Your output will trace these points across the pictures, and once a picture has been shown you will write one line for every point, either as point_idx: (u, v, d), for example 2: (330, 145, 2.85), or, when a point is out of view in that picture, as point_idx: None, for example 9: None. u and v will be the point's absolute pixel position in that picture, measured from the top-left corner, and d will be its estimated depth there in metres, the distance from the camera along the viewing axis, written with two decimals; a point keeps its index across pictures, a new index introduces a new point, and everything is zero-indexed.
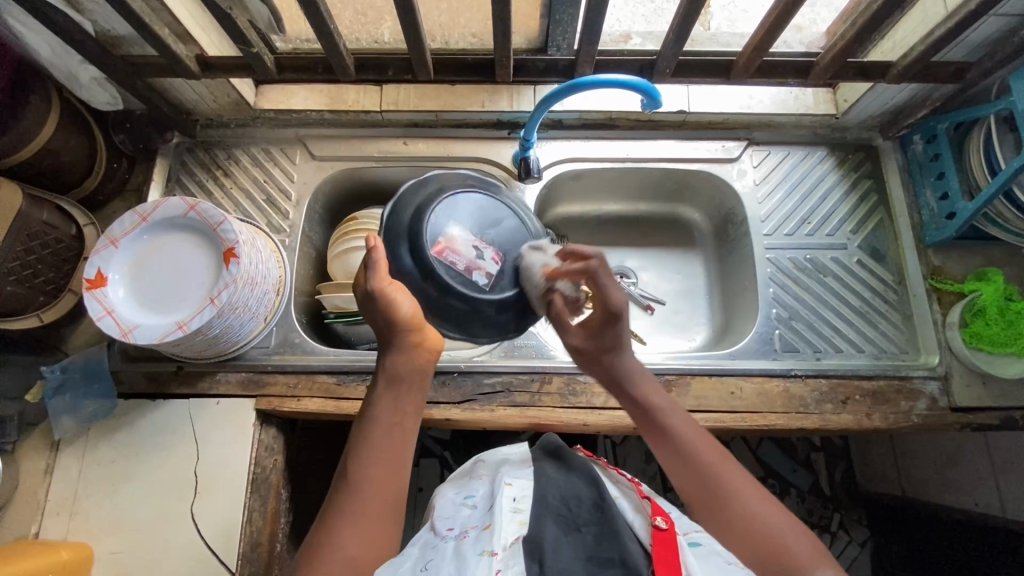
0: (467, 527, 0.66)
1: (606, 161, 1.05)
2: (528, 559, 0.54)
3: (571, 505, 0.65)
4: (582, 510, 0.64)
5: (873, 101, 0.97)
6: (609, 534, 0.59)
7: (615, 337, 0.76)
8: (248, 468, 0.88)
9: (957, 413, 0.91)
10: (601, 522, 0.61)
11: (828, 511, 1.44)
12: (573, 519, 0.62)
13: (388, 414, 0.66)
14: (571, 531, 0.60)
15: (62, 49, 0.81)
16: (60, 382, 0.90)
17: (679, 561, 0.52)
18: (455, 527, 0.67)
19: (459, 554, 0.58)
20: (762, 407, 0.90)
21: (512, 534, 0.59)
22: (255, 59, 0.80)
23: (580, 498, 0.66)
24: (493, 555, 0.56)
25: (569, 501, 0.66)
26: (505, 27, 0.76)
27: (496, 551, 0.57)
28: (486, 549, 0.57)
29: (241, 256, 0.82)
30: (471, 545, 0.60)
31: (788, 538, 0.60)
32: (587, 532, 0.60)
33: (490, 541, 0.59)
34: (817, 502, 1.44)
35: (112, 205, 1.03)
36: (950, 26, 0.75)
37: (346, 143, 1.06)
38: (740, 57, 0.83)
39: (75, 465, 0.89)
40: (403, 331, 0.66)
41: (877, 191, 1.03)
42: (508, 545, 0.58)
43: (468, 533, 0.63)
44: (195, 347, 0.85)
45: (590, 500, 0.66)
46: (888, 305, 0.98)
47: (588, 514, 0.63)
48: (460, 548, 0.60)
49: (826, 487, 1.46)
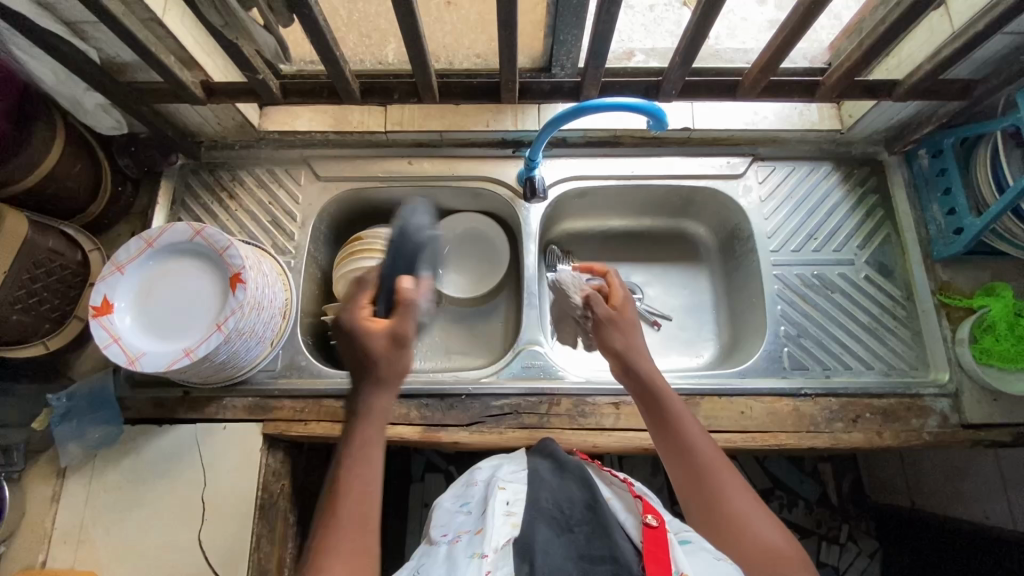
0: (460, 531, 0.66)
1: (611, 178, 1.05)
2: (517, 560, 0.53)
3: (564, 508, 0.62)
4: (575, 511, 0.61)
5: (878, 117, 0.97)
6: (601, 535, 0.56)
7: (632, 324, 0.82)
8: (257, 493, 0.88)
9: (968, 430, 0.91)
10: (593, 522, 0.59)
11: (836, 522, 1.43)
12: (565, 519, 0.60)
13: (371, 443, 0.61)
14: (563, 531, 0.57)
15: (67, 77, 0.81)
16: (66, 410, 0.90)
17: (670, 556, 0.50)
18: (448, 534, 0.67)
19: (450, 558, 0.59)
20: (773, 427, 0.90)
21: (504, 535, 0.58)
22: (261, 85, 0.80)
23: (573, 499, 0.64)
24: (484, 558, 0.55)
25: (560, 504, 0.63)
26: (512, 53, 0.76)
27: (487, 553, 0.56)
28: (477, 553, 0.57)
29: (249, 281, 0.82)
30: (464, 548, 0.60)
31: (770, 535, 0.62)
32: (579, 532, 0.58)
33: (481, 544, 0.59)
34: (825, 513, 1.43)
35: (118, 228, 1.03)
36: (958, 46, 0.75)
37: (351, 163, 1.06)
38: (746, 76, 0.83)
39: (82, 492, 0.88)
40: (377, 362, 0.63)
41: (883, 206, 1.03)
42: (499, 547, 0.57)
43: (461, 538, 0.64)
44: (202, 373, 0.84)
45: (583, 501, 0.63)
46: (896, 320, 0.98)
47: (580, 515, 0.60)
48: (453, 552, 0.61)
49: (834, 497, 1.46)
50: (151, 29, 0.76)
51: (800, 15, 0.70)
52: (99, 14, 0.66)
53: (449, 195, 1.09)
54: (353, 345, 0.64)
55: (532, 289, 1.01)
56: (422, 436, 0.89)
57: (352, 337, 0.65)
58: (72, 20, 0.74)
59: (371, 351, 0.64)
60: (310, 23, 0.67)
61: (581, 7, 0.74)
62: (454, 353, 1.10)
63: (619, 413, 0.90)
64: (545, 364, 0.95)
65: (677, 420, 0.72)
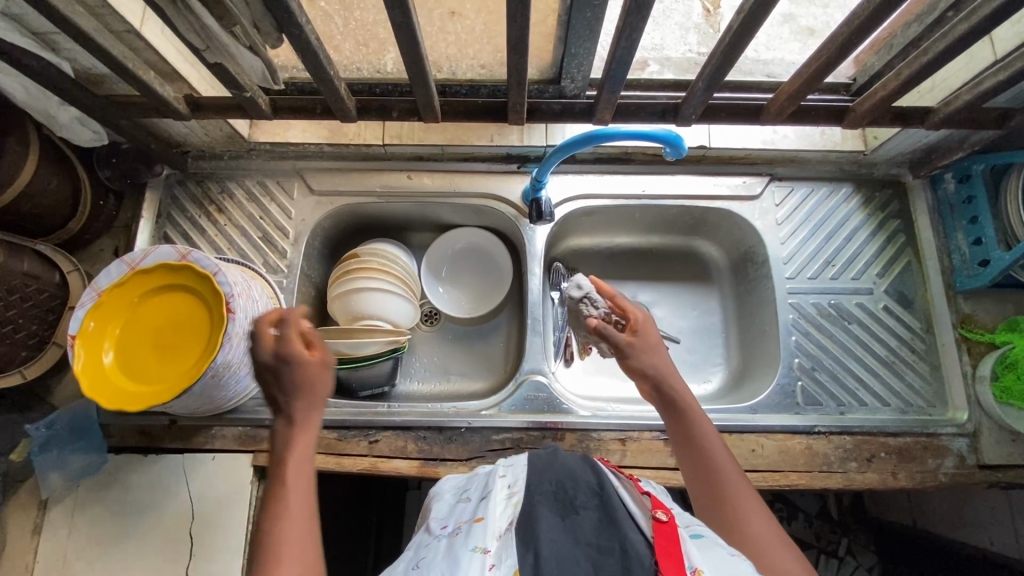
0: (460, 522, 0.60)
1: (620, 198, 1.00)
2: (523, 548, 0.49)
3: (567, 492, 0.57)
4: (579, 493, 0.57)
5: (904, 141, 0.92)
6: (607, 521, 0.52)
7: (653, 338, 0.79)
8: (247, 527, 0.85)
9: (985, 471, 0.87)
10: (601, 508, 0.54)
11: (835, 535, 1.32)
12: (569, 503, 0.55)
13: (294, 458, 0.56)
14: (566, 515, 0.53)
15: (39, 91, 0.75)
16: (46, 439, 0.85)
17: (682, 551, 0.47)
18: (448, 525, 0.61)
19: (451, 550, 0.53)
20: (784, 466, 0.86)
21: (505, 522, 0.55)
22: (249, 102, 0.74)
23: (578, 479, 0.59)
24: (487, 552, 0.50)
25: (564, 483, 0.59)
26: (520, 75, 0.71)
27: (489, 547, 0.51)
28: (478, 545, 0.51)
29: (236, 310, 0.76)
30: (465, 539, 0.54)
31: (769, 537, 0.60)
32: (585, 515, 0.53)
33: (483, 536, 0.54)
34: (824, 527, 1.33)
35: (100, 242, 0.97)
36: (1002, 77, 0.69)
37: (347, 177, 1.00)
38: (773, 101, 0.78)
39: (65, 524, 0.84)
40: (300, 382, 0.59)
41: (905, 232, 0.99)
42: (501, 537, 0.53)
43: (461, 529, 0.58)
44: (188, 405, 0.80)
45: (589, 483, 0.58)
46: (915, 354, 0.94)
47: (585, 497, 0.56)
48: (454, 545, 0.54)
49: (833, 510, 1.35)
50: (127, 42, 0.69)
51: (836, 44, 0.65)
52: (69, 31, 0.60)
53: (451, 211, 1.04)
54: (282, 370, 0.59)
55: (536, 315, 0.97)
56: (420, 471, 0.86)
57: (275, 354, 0.60)
58: (41, 31, 0.68)
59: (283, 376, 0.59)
60: (301, 44, 0.61)
61: (594, 19, 0.66)
62: (453, 374, 1.05)
63: (626, 450, 0.87)
64: (549, 397, 0.91)
65: (690, 425, 0.70)
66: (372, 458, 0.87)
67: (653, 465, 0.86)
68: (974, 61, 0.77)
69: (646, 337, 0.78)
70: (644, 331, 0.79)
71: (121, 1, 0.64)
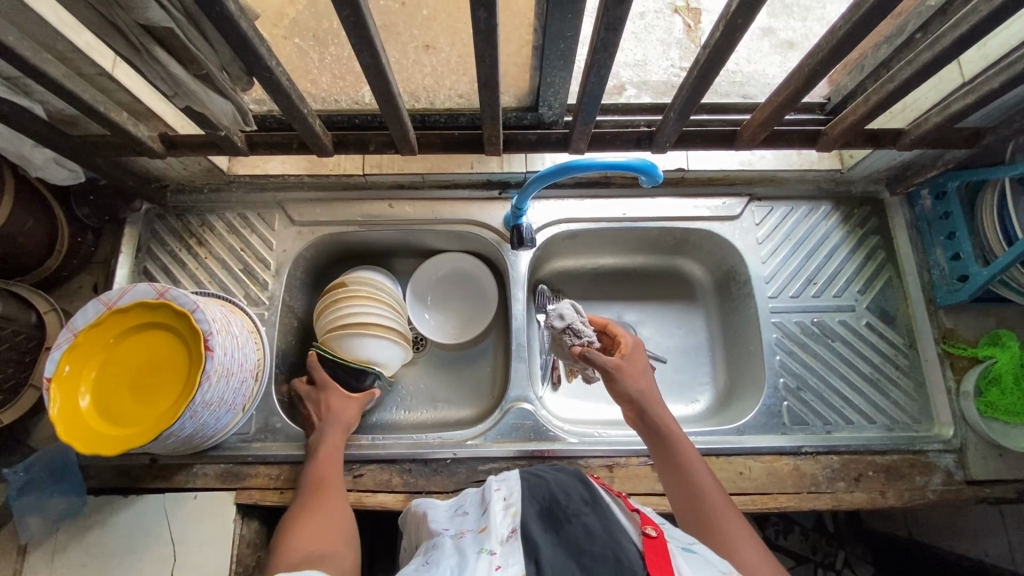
0: (463, 528, 0.59)
1: (602, 221, 1.00)
2: (526, 557, 0.49)
3: (561, 501, 0.58)
4: (572, 503, 0.58)
5: (879, 160, 0.93)
6: (601, 530, 0.52)
7: (643, 363, 0.78)
8: (230, 566, 0.83)
9: (973, 487, 0.87)
10: (595, 516, 0.55)
11: (832, 548, 1.25)
12: (562, 513, 0.56)
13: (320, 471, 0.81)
14: (561, 526, 0.54)
15: (12, 134, 0.75)
16: (25, 483, 0.84)
17: (671, 564, 0.47)
18: (450, 529, 0.61)
19: (458, 550, 0.53)
20: (773, 488, 0.86)
21: (506, 529, 0.55)
22: (223, 140, 0.73)
23: (569, 491, 0.60)
24: (493, 554, 0.50)
25: (556, 494, 0.59)
26: (494, 110, 0.71)
27: (495, 549, 0.51)
28: (484, 548, 0.52)
29: (214, 348, 0.75)
30: (470, 543, 0.54)
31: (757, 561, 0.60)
32: (580, 523, 0.54)
33: (486, 541, 0.53)
34: (821, 540, 1.25)
35: (79, 279, 0.97)
36: (969, 101, 0.70)
37: (328, 207, 1.00)
38: (746, 126, 0.79)
39: (42, 571, 0.82)
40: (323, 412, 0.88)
41: (884, 249, 0.99)
42: (505, 543, 0.52)
43: (464, 534, 0.57)
44: (168, 446, 0.78)
45: (581, 495, 0.59)
46: (899, 370, 0.94)
47: (578, 505, 0.57)
48: (460, 545, 0.54)
49: (829, 522, 1.28)
50: (100, 86, 0.70)
51: (803, 74, 0.66)
52: (37, 79, 0.60)
53: (434, 237, 1.04)
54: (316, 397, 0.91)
55: (521, 340, 0.96)
56: (406, 504, 0.85)
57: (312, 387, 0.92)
58: (12, 77, 0.68)
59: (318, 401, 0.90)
60: (273, 85, 0.61)
61: (568, 50, 0.66)
62: (440, 401, 1.05)
63: (614, 475, 0.87)
64: (535, 424, 0.90)
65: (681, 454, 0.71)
66: (357, 492, 0.86)
67: (641, 492, 0.85)
68: (943, 84, 0.78)
69: (634, 364, 0.78)
70: (632, 357, 0.78)
71: (91, 46, 0.64)
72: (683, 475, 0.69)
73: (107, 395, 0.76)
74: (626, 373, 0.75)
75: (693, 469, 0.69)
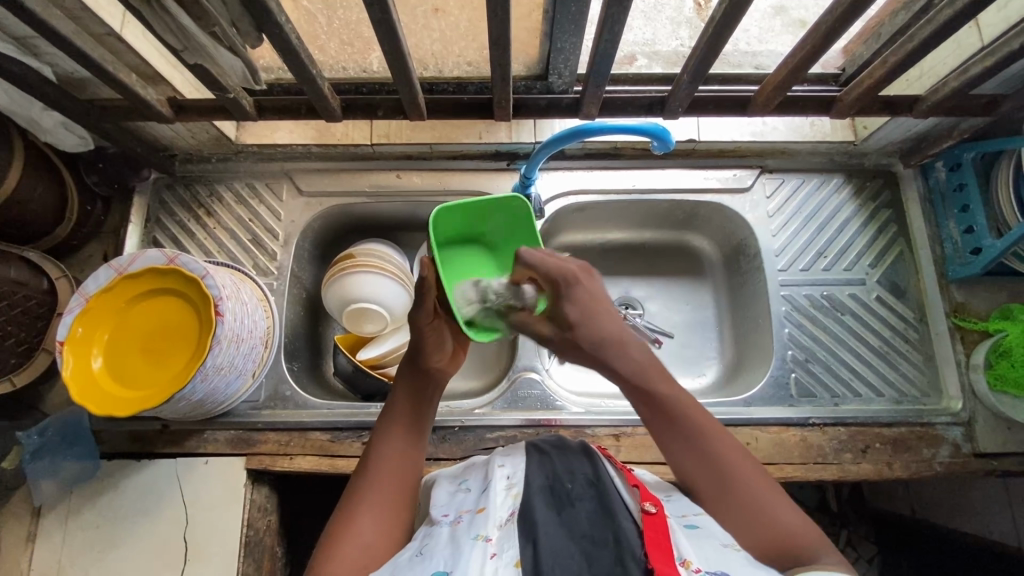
0: (461, 510, 0.57)
1: (612, 193, 0.99)
2: (523, 542, 0.49)
3: (565, 480, 0.57)
4: (574, 484, 0.56)
5: (893, 131, 0.92)
6: (604, 513, 0.52)
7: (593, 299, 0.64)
8: (243, 528, 0.84)
9: (980, 459, 0.87)
10: (597, 498, 0.54)
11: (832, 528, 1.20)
12: (566, 494, 0.55)
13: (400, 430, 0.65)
14: (562, 508, 0.53)
15: (20, 96, 0.75)
16: (37, 447, 0.85)
17: (671, 543, 0.46)
18: (449, 513, 0.57)
19: (452, 541, 0.51)
20: (781, 458, 0.86)
21: (505, 511, 0.53)
22: (231, 103, 0.73)
23: (574, 469, 0.58)
24: (488, 541, 0.49)
25: (561, 473, 0.58)
26: (504, 71, 0.70)
27: (490, 535, 0.50)
28: (480, 534, 0.51)
29: (225, 313, 0.75)
30: (466, 529, 0.52)
31: (800, 528, 0.55)
32: (582, 507, 0.53)
33: (483, 525, 0.52)
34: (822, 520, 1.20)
35: (88, 248, 0.98)
36: (988, 64, 0.69)
37: (336, 177, 1.00)
38: (759, 93, 0.78)
39: (59, 532, 0.84)
40: (435, 370, 0.68)
41: (896, 222, 0.98)
42: (502, 526, 0.51)
43: (461, 518, 0.55)
44: (180, 410, 0.79)
45: (585, 473, 0.58)
46: (909, 343, 0.94)
47: (581, 488, 0.55)
48: (455, 533, 0.52)
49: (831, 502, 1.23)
50: (109, 46, 0.70)
51: (820, 33, 0.65)
52: (46, 35, 0.60)
53: None
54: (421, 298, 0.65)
55: None
56: None
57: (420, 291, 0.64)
58: (20, 36, 0.67)
59: (425, 349, 0.67)
60: (281, 42, 0.61)
61: (579, 15, 0.64)
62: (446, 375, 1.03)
63: (620, 445, 0.87)
64: (542, 393, 0.91)
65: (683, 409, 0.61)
66: None
67: (647, 460, 0.86)
68: (961, 49, 0.77)
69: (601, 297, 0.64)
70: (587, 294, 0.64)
71: (99, 4, 0.64)
72: (680, 428, 0.61)
73: (123, 360, 0.77)
74: (574, 314, 0.63)
75: (716, 441, 0.60)
